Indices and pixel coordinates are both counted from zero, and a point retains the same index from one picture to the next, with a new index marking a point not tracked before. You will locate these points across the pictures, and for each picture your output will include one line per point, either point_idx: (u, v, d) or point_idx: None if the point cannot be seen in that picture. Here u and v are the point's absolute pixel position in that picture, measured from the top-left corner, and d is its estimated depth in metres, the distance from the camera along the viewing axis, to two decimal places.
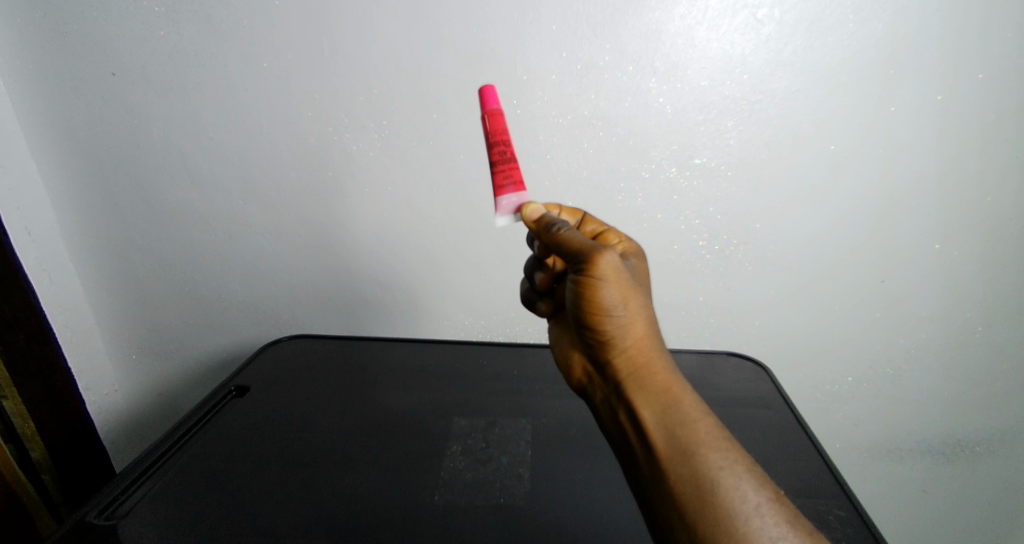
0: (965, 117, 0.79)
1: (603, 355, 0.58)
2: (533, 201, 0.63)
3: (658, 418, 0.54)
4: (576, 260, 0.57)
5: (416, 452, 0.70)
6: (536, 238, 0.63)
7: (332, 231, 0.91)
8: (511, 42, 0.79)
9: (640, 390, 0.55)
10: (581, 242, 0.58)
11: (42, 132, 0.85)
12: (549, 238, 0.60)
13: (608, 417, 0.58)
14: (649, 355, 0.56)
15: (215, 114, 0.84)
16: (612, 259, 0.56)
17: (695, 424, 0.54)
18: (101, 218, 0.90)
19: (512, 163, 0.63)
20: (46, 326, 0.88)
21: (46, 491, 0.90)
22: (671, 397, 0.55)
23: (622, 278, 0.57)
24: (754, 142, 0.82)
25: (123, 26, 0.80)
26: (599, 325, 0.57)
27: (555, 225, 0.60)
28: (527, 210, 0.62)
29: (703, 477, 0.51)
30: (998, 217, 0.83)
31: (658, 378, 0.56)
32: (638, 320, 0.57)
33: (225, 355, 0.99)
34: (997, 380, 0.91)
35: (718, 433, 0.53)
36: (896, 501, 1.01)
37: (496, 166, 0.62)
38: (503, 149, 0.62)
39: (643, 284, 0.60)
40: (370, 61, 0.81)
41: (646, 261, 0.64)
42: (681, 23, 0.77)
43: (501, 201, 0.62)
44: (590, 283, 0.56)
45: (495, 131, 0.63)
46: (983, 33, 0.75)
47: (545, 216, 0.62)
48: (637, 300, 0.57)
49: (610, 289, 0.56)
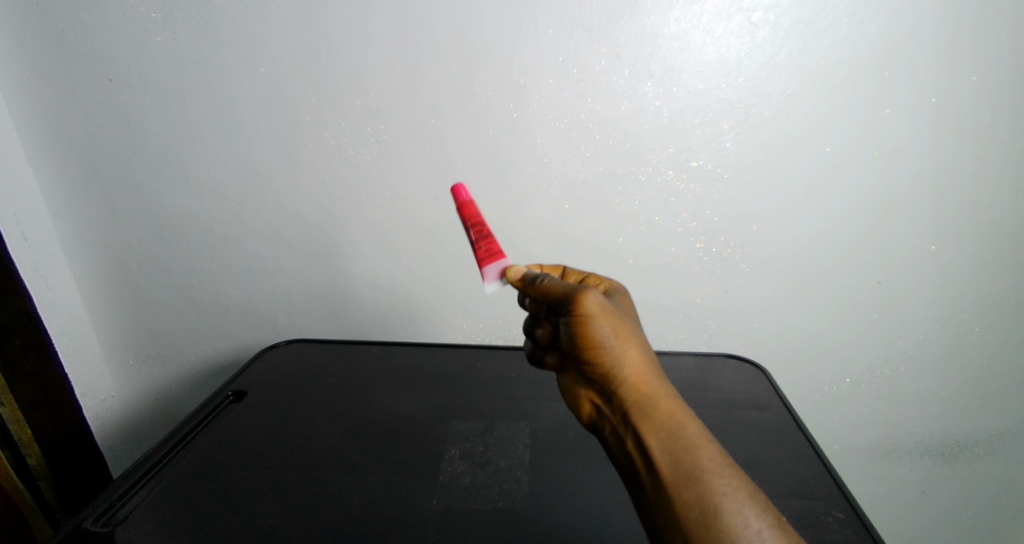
0: (959, 119, 0.79)
1: (605, 387, 0.59)
2: (514, 264, 0.65)
3: (662, 445, 0.54)
4: (564, 305, 0.59)
5: (416, 457, 0.70)
6: (523, 296, 0.65)
7: (329, 235, 0.91)
8: (507, 46, 0.80)
9: (643, 418, 0.56)
10: (564, 287, 0.60)
11: (39, 137, 0.85)
12: (536, 290, 0.62)
13: (616, 446, 0.58)
14: (649, 384, 0.57)
15: (212, 119, 0.84)
16: (596, 297, 0.58)
17: (699, 450, 0.54)
18: (99, 225, 0.90)
19: (489, 237, 0.65)
20: (45, 335, 0.88)
21: (45, 500, 0.90)
22: (674, 424, 0.55)
23: (610, 313, 0.58)
24: (750, 145, 0.82)
25: (120, 33, 0.80)
26: (597, 359, 0.58)
27: (538, 277, 0.62)
28: (511, 272, 0.65)
29: (709, 502, 0.51)
30: (994, 218, 0.83)
31: (660, 405, 0.56)
32: (635, 351, 0.57)
33: (223, 360, 0.99)
34: (994, 381, 0.91)
35: (721, 458, 0.54)
36: (896, 502, 1.01)
37: (477, 245, 0.64)
38: (481, 228, 0.65)
39: (631, 315, 0.61)
40: (367, 66, 0.81)
41: (629, 294, 0.65)
42: (676, 27, 0.78)
43: (486, 271, 0.64)
44: (581, 322, 0.57)
45: (470, 216, 0.65)
46: (976, 34, 0.76)
47: (527, 274, 0.64)
48: (629, 332, 0.58)
49: (602, 324, 0.57)
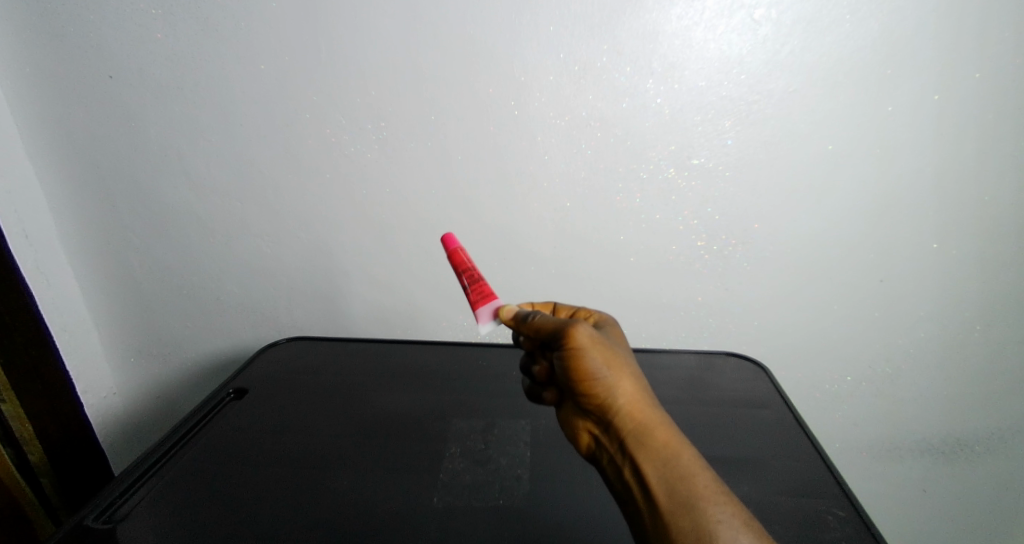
0: (962, 116, 0.79)
1: (601, 417, 0.59)
2: (505, 303, 0.67)
3: (659, 473, 0.55)
4: (555, 340, 0.60)
5: (415, 454, 0.70)
6: (516, 333, 0.66)
7: (330, 233, 0.91)
8: (509, 42, 0.79)
9: (639, 446, 0.57)
10: (555, 322, 0.61)
11: (40, 134, 0.85)
12: (527, 327, 0.63)
13: (615, 476, 0.59)
14: (645, 413, 0.58)
15: (212, 116, 0.84)
16: (587, 329, 0.59)
17: (695, 478, 0.55)
18: (100, 222, 0.90)
19: (480, 280, 0.68)
20: (45, 330, 0.88)
21: (45, 496, 0.90)
22: (670, 452, 0.56)
23: (602, 345, 0.59)
24: (751, 142, 0.82)
25: (121, 30, 0.80)
26: (591, 390, 0.59)
27: (529, 315, 0.64)
28: (503, 312, 0.66)
29: (705, 530, 0.52)
30: (997, 216, 0.83)
31: (656, 433, 0.57)
32: (628, 381, 0.58)
33: (224, 358, 0.99)
34: (996, 379, 0.91)
35: (717, 487, 0.55)
36: (897, 501, 1.01)
37: (467, 289, 0.67)
38: (470, 272, 0.68)
39: (623, 344, 0.63)
40: (368, 63, 0.81)
41: (619, 325, 0.66)
42: (678, 24, 0.78)
43: (478, 312, 0.67)
44: (573, 356, 0.59)
45: (460, 262, 0.68)
46: (979, 31, 0.75)
47: (518, 311, 0.66)
48: (621, 362, 0.59)
49: (593, 356, 0.58)
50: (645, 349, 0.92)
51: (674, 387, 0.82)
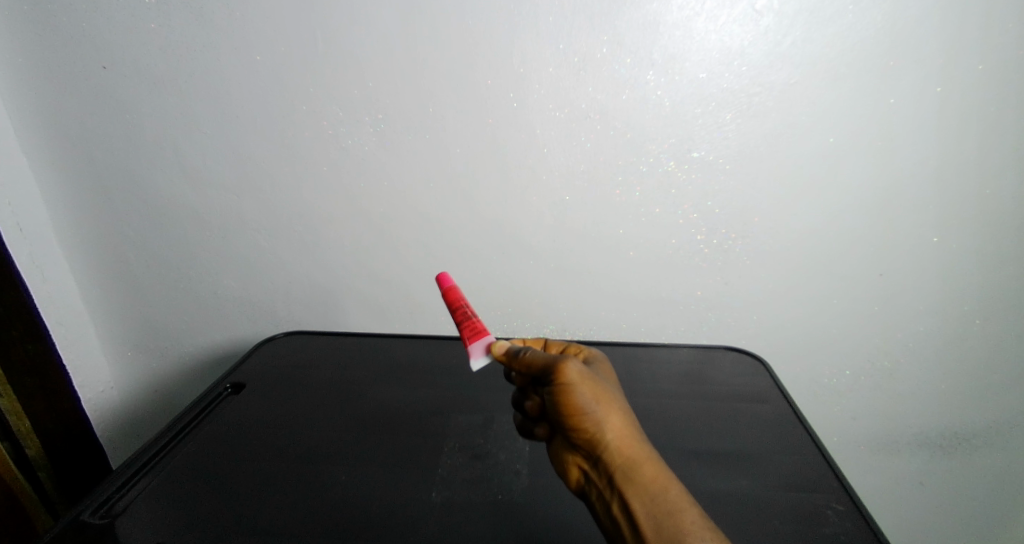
0: (963, 108, 0.78)
1: (591, 452, 0.59)
2: (499, 339, 0.65)
3: (647, 508, 0.56)
4: (545, 376, 0.60)
5: (415, 449, 0.69)
6: (506, 369, 0.65)
7: (327, 226, 0.90)
8: (507, 32, 0.78)
9: (629, 481, 0.57)
10: (545, 357, 0.61)
11: (34, 126, 0.83)
12: (518, 363, 0.63)
13: (603, 511, 0.59)
14: (634, 447, 0.58)
15: (207, 108, 0.83)
16: (577, 365, 0.60)
17: (682, 513, 0.55)
18: (96, 215, 0.89)
19: (473, 316, 0.66)
20: (42, 326, 0.88)
21: (44, 490, 0.90)
22: (658, 487, 0.57)
23: (591, 380, 0.60)
24: (752, 135, 0.81)
25: (113, 20, 0.79)
26: (581, 426, 0.59)
27: (521, 349, 0.63)
28: (496, 347, 0.64)
29: None
30: (997, 209, 0.82)
31: (644, 468, 0.57)
32: (617, 416, 0.59)
33: (220, 353, 0.98)
34: (994, 373, 0.91)
35: (704, 523, 0.55)
36: (894, 495, 1.01)
37: (460, 324, 0.65)
38: (464, 309, 0.66)
39: (612, 381, 0.63)
40: (364, 52, 0.80)
41: (608, 361, 0.67)
42: (679, 14, 0.77)
43: (472, 346, 0.64)
44: (563, 393, 0.59)
45: (454, 298, 0.66)
46: (984, 21, 0.75)
47: (511, 347, 0.64)
48: (611, 397, 0.60)
49: (583, 392, 0.59)
50: (645, 343, 0.91)
51: (673, 381, 0.82)
